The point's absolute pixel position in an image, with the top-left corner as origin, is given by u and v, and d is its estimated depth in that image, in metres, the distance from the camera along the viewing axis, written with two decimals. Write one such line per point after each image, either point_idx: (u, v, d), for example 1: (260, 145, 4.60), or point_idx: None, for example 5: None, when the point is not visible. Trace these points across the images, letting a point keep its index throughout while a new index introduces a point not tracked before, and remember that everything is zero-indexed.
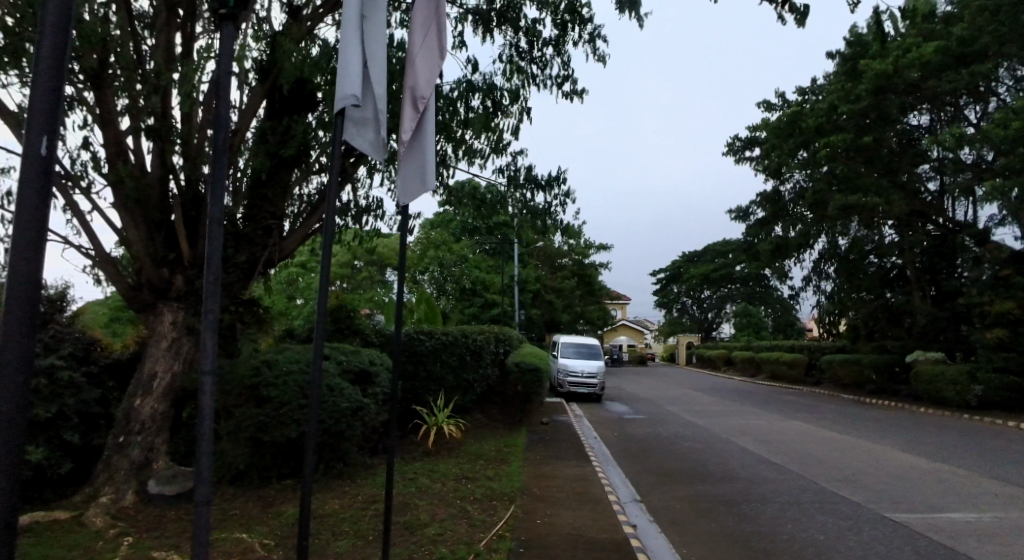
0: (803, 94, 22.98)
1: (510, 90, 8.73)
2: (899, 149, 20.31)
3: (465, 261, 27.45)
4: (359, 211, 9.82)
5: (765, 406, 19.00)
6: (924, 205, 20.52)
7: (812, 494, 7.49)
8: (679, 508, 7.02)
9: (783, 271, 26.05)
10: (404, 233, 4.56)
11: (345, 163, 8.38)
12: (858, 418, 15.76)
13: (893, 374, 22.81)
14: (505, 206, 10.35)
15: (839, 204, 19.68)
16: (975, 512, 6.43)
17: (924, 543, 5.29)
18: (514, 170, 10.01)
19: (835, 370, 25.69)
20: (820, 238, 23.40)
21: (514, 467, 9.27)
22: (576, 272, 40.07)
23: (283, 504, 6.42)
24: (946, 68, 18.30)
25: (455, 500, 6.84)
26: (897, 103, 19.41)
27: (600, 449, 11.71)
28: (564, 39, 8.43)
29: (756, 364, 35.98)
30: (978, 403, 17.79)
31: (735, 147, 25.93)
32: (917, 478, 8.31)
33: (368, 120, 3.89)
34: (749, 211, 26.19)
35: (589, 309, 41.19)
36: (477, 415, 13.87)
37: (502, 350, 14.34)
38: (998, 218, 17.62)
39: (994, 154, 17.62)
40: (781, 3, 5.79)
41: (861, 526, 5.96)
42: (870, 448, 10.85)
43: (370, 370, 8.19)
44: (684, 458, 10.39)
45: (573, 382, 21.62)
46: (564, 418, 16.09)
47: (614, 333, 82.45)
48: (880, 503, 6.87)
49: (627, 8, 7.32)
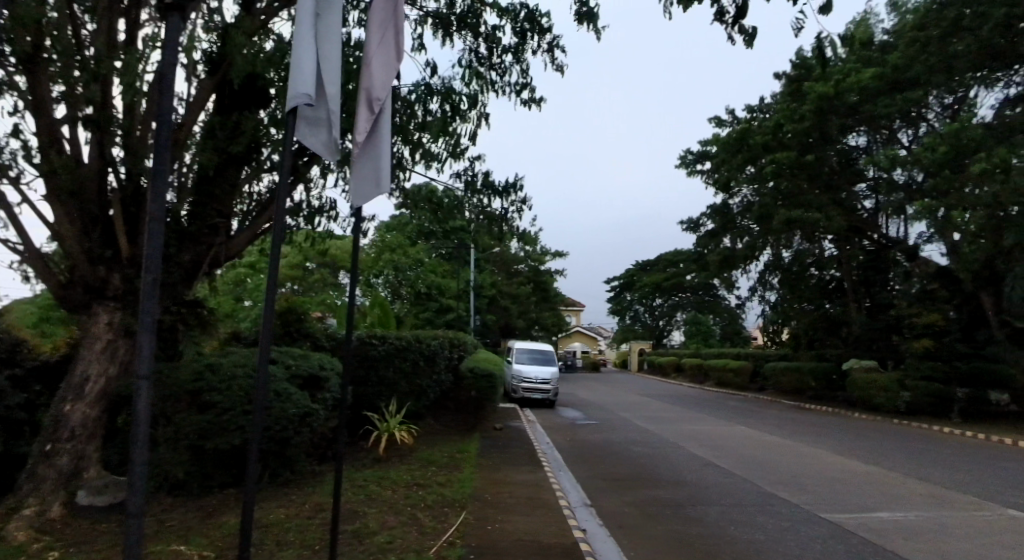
0: (752, 112, 23.94)
1: (468, 95, 8.74)
2: (839, 168, 21.41)
3: (421, 266, 27.22)
4: (311, 211, 9.60)
5: (712, 411, 19.58)
6: (860, 221, 21.69)
7: (754, 497, 7.76)
8: (628, 512, 7.13)
9: (730, 282, 27.00)
10: (356, 235, 4.48)
11: (297, 162, 8.20)
12: (798, 423, 16.45)
13: (831, 381, 23.95)
14: (462, 211, 10.33)
15: (783, 218, 20.61)
16: (903, 511, 6.81)
17: (856, 541, 5.56)
18: (471, 175, 10.00)
19: (777, 378, 26.77)
20: (765, 250, 24.37)
21: (466, 473, 9.22)
22: (532, 278, 40.34)
23: (225, 514, 6.16)
24: (881, 93, 19.45)
25: (406, 507, 6.75)
26: (837, 125, 20.49)
27: (553, 455, 11.79)
28: (523, 48, 8.52)
29: (703, 371, 37.11)
30: (906, 409, 18.89)
31: (687, 161, 26.74)
32: (850, 480, 8.73)
33: (321, 120, 3.81)
34: (700, 223, 27.04)
35: (543, 315, 41.51)
36: (429, 421, 13.75)
37: (456, 355, 14.27)
38: (926, 235, 18.80)
39: (923, 176, 18.83)
40: (731, 22, 6.01)
41: (800, 526, 6.21)
42: (809, 452, 11.32)
43: (320, 375, 7.99)
44: (634, 463, 10.58)
45: (527, 388, 21.73)
46: (517, 424, 16.12)
47: (568, 340, 83.44)
48: (817, 505, 7.18)
49: (585, 20, 7.46)
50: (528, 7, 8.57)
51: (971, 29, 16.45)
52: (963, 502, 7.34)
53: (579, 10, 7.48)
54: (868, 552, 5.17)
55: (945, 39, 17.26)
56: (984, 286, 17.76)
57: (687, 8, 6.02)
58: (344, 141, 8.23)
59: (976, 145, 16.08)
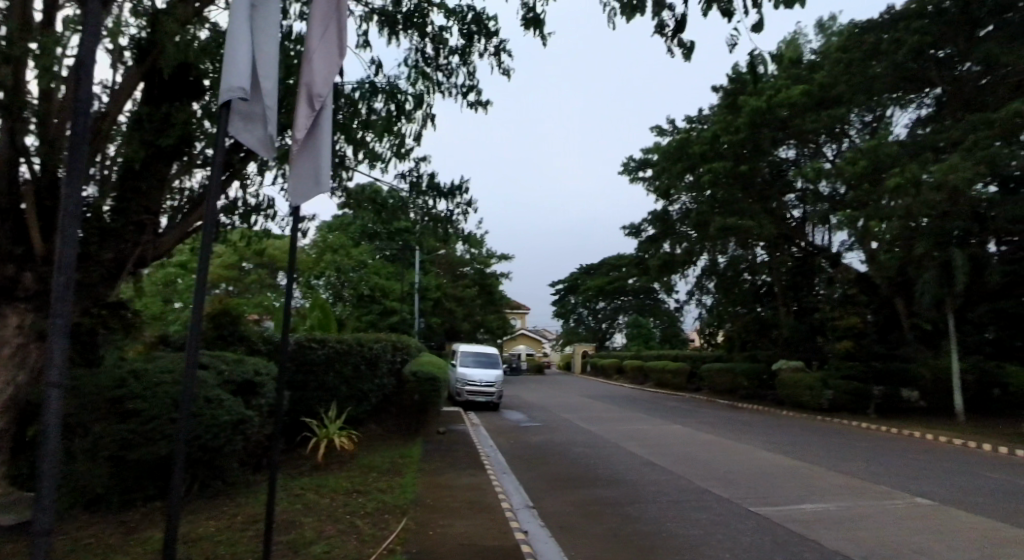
0: (691, 122, 24.90)
1: (414, 95, 8.64)
2: (770, 179, 22.57)
3: (364, 267, 26.64)
4: (247, 210, 9.21)
5: (650, 411, 20.18)
6: (789, 230, 22.94)
7: (689, 493, 8.05)
8: (570, 512, 7.21)
9: (670, 286, 27.93)
10: (294, 235, 4.33)
11: (233, 158, 7.91)
12: (730, 422, 17.21)
13: (762, 381, 25.16)
14: (407, 212, 10.19)
15: (719, 225, 21.56)
16: (824, 503, 7.22)
17: (782, 532, 5.86)
18: (416, 176, 9.88)
19: (713, 378, 27.89)
20: (702, 256, 25.38)
21: (408, 478, 9.07)
22: (478, 280, 40.26)
23: (148, 529, 5.81)
24: (809, 109, 20.65)
25: (345, 515, 6.57)
26: (769, 138, 21.58)
27: (496, 458, 11.80)
28: (470, 50, 8.50)
29: (644, 373, 38.18)
30: (829, 407, 20.10)
31: (630, 168, 27.49)
32: (777, 474, 9.19)
33: (257, 116, 3.67)
34: (641, 228, 27.84)
35: (489, 318, 41.53)
36: (371, 426, 13.50)
37: (399, 358, 14.04)
38: (848, 244, 20.10)
39: (845, 188, 20.14)
40: (671, 35, 6.23)
41: (731, 520, 6.48)
42: (741, 448, 11.83)
43: (254, 381, 7.68)
44: (576, 464, 10.74)
45: (472, 391, 21.68)
46: (461, 427, 16.04)
47: (513, 343, 83.80)
48: (747, 499, 7.51)
49: (532, 25, 7.52)
50: (475, 9, 8.57)
51: (888, 54, 18.02)
52: (877, 492, 7.88)
53: (525, 15, 7.55)
54: (792, 542, 5.47)
55: (866, 61, 18.74)
56: (897, 291, 19.18)
57: (628, 19, 6.18)
58: (282, 139, 8.04)
59: (891, 160, 17.37)
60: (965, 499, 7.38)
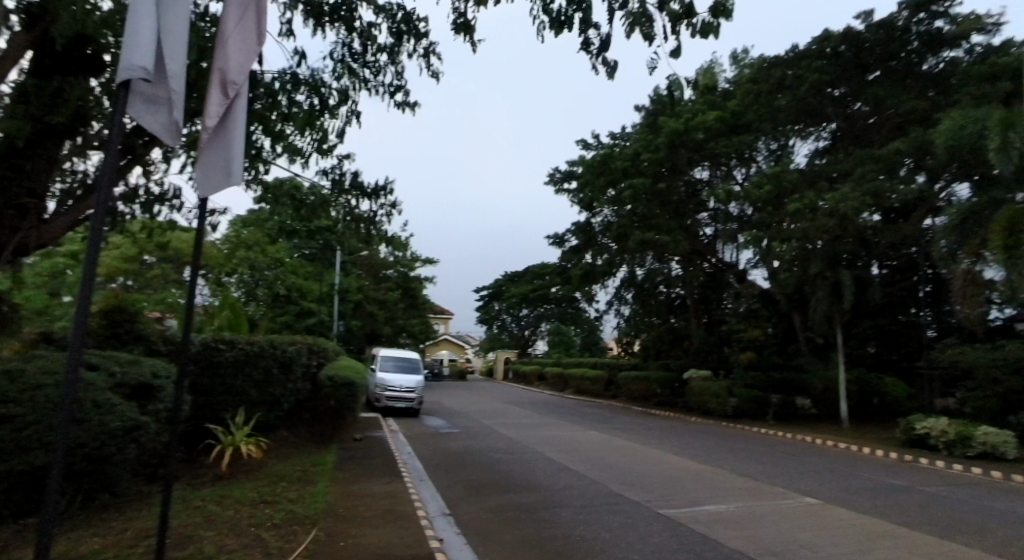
0: (614, 138, 25.88)
1: (339, 91, 8.39)
2: (685, 197, 23.85)
3: (280, 266, 25.36)
4: (150, 199, 8.53)
5: (568, 418, 20.62)
6: (701, 246, 24.30)
7: (603, 497, 8.28)
8: (486, 518, 7.21)
9: (591, 295, 28.75)
10: (201, 229, 4.06)
11: (135, 143, 7.35)
12: (643, 427, 17.94)
13: (673, 389, 26.39)
14: (328, 210, 9.85)
15: (638, 239, 22.50)
16: (725, 504, 7.67)
17: (686, 533, 6.16)
18: (339, 173, 9.58)
19: (629, 386, 28.96)
20: (622, 268, 26.36)
21: (320, 487, 8.70)
22: (401, 284, 39.51)
23: (19, 549, 5.20)
24: (722, 134, 22.03)
25: (249, 528, 6.20)
26: (686, 158, 22.83)
27: (413, 465, 11.59)
28: (399, 49, 8.39)
29: (564, 380, 39.01)
30: (733, 413, 21.42)
31: (556, 179, 28.12)
32: (683, 478, 9.67)
33: (162, 100, 3.40)
34: (565, 238, 28.52)
35: (412, 322, 40.88)
36: (282, 433, 12.87)
37: (314, 362, 13.46)
38: (753, 261, 21.56)
39: (752, 210, 21.55)
40: (596, 53, 6.44)
41: (640, 522, 6.73)
42: (652, 453, 12.34)
43: (152, 384, 7.09)
44: (494, 470, 10.76)
45: (391, 396, 21.19)
46: (378, 434, 15.63)
47: (436, 348, 82.94)
48: (655, 502, 7.84)
49: (462, 30, 7.54)
50: (405, 8, 8.46)
51: (790, 88, 19.67)
52: (771, 492, 8.48)
53: (456, 20, 7.55)
54: (696, 541, 5.76)
55: (771, 93, 20.30)
56: (794, 307, 20.81)
57: (556, 33, 6.36)
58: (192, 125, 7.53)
59: (792, 187, 18.89)
60: (845, 498, 8.11)
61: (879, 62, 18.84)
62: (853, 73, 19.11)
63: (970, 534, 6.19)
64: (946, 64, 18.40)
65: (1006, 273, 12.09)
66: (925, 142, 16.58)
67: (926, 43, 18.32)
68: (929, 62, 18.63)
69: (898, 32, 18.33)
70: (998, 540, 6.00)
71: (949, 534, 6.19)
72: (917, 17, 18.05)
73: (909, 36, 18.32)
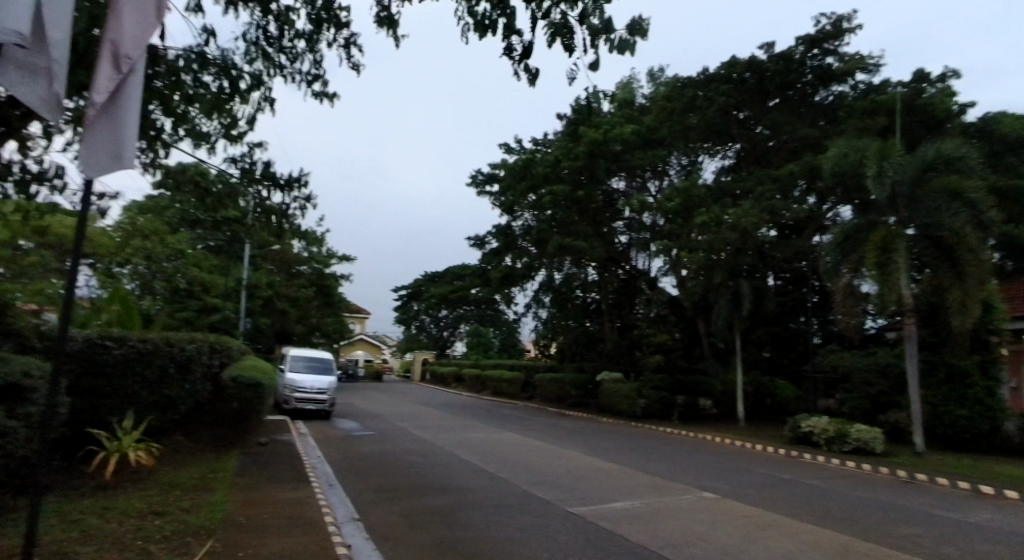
0: (536, 144, 26.37)
1: (251, 74, 7.95)
2: (602, 205, 24.70)
3: (182, 258, 23.53)
4: (26, 177, 7.66)
5: (484, 419, 20.69)
6: (616, 253, 25.29)
7: (515, 497, 8.39)
8: (396, 523, 7.07)
9: (509, 298, 29.06)
10: (84, 213, 3.70)
11: (8, 114, 6.58)
12: (556, 428, 18.34)
13: (587, 390, 27.22)
14: (236, 200, 9.29)
15: (556, 244, 23.06)
16: (631, 501, 8.00)
17: (593, 530, 6.37)
18: (249, 162, 9.08)
19: (544, 387, 29.48)
20: (541, 271, 26.87)
21: (218, 495, 8.18)
22: (315, 281, 37.94)
23: None
24: (638, 147, 23.04)
25: (134, 542, 5.70)
26: (604, 168, 23.68)
27: (322, 469, 11.16)
28: (318, 37, 8.08)
29: (481, 381, 39.12)
30: (641, 413, 22.42)
31: (478, 181, 28.19)
32: (592, 477, 9.99)
33: (40, 71, 3.07)
34: (485, 240, 28.65)
35: (326, 321, 39.38)
36: (177, 438, 11.95)
37: (216, 362, 12.61)
38: (663, 269, 22.72)
39: (663, 221, 22.63)
40: (518, 60, 6.56)
41: (550, 521, 6.88)
42: (564, 453, 12.65)
43: (22, 385, 6.35)
44: (407, 473, 10.58)
45: (301, 398, 20.28)
46: (286, 437, 14.92)
47: (351, 349, 80.42)
48: (565, 500, 8.03)
49: (385, 24, 7.40)
50: None
51: (701, 108, 21.11)
52: (673, 488, 8.96)
53: (378, 13, 7.39)
54: (603, 537, 5.98)
55: (684, 112, 21.57)
56: (699, 313, 22.14)
57: (480, 37, 6.42)
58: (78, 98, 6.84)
59: (700, 201, 20.12)
60: (737, 491, 8.73)
61: (778, 90, 20.40)
62: (755, 99, 20.68)
63: (841, 521, 6.87)
64: (834, 98, 20.26)
65: (879, 288, 13.52)
66: (814, 167, 18.33)
67: (819, 77, 20.14)
68: (820, 94, 20.44)
69: (795, 65, 20.01)
70: (863, 527, 6.70)
71: (824, 522, 6.84)
72: (812, 52, 19.83)
73: (804, 69, 20.01)
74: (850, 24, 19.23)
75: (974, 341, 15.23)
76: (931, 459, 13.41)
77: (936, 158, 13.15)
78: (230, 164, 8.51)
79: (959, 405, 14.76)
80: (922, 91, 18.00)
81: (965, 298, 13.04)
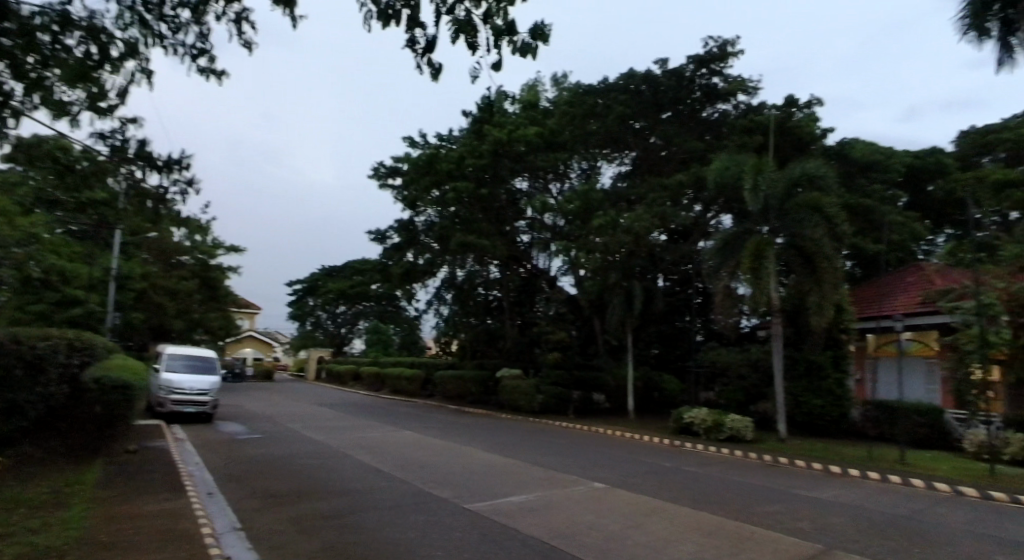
0: (440, 140, 26.14)
1: (123, 41, 7.13)
2: (506, 204, 25.00)
3: (38, 243, 19.85)
4: None
5: (383, 418, 20.18)
6: (518, 252, 25.72)
7: (412, 496, 8.26)
8: (284, 529, 6.70)
9: (410, 294, 28.58)
10: None
11: None
12: (456, 425, 18.32)
13: (487, 387, 27.44)
14: (104, 180, 8.32)
15: (459, 241, 23.05)
16: (526, 494, 8.19)
17: (488, 525, 6.44)
18: (120, 139, 8.15)
19: (445, 384, 29.28)
20: (443, 268, 26.71)
21: (75, 511, 7.28)
22: (198, 272, 34.97)
23: None
24: (541, 149, 23.56)
25: None
26: (508, 168, 23.98)
27: (201, 477, 10.31)
28: (205, 8, 7.42)
29: (380, 379, 38.15)
30: (539, 409, 22.97)
31: (380, 173, 27.44)
32: (490, 472, 10.09)
33: None
34: (387, 235, 27.95)
35: (210, 316, 36.46)
36: (23, 448, 10.47)
37: (75, 361, 11.18)
38: (562, 269, 23.42)
39: (563, 222, 23.35)
40: (421, 53, 6.44)
41: (446, 519, 6.86)
42: (463, 450, 12.67)
43: None
44: (298, 477, 10.06)
45: (178, 400, 18.59)
46: (160, 443, 13.61)
47: (238, 347, 75.08)
48: (462, 497, 8.05)
49: (281, 2, 6.96)
50: None
51: (601, 116, 22.15)
52: (567, 481, 9.29)
53: None
54: (497, 532, 6.05)
55: (584, 118, 22.65)
56: (595, 312, 23.12)
57: (383, 26, 6.23)
58: None
59: (598, 204, 21.01)
60: (625, 480, 9.24)
61: (671, 104, 21.78)
62: (649, 110, 21.96)
63: (714, 505, 7.47)
64: (719, 115, 21.85)
65: (752, 290, 14.91)
66: (700, 177, 19.79)
67: (706, 94, 21.67)
68: (707, 111, 21.99)
69: (685, 81, 21.44)
70: (733, 508, 7.36)
71: (699, 505, 7.42)
72: (700, 71, 21.40)
73: (694, 86, 21.51)
74: (733, 48, 20.93)
75: (828, 339, 17.19)
76: (792, 444, 15.01)
77: (801, 175, 14.67)
78: (97, 140, 7.59)
79: (816, 396, 16.71)
80: (791, 114, 19.95)
81: (821, 301, 14.70)
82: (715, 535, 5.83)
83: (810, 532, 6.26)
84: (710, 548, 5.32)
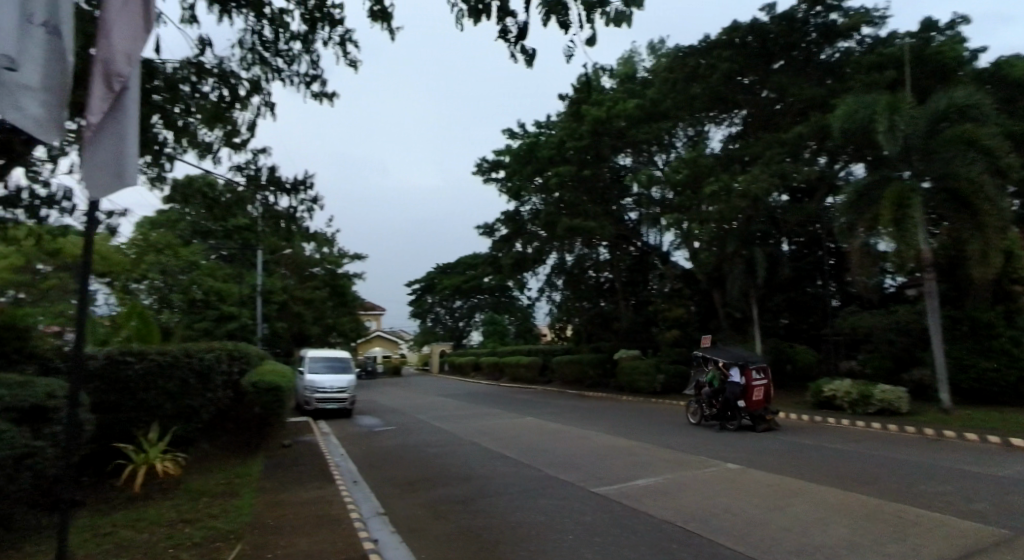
0: (540, 127, 26.45)
1: (249, 80, 8.11)
2: (611, 183, 24.59)
3: (194, 269, 20.47)
4: (37, 202, 7.29)
5: (503, 407, 20.23)
6: (626, 229, 25.22)
7: (538, 481, 7.95)
8: (422, 514, 6.37)
9: (521, 283, 29.28)
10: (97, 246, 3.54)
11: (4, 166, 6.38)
12: (577, 410, 18.09)
13: (605, 369, 27.06)
14: (245, 207, 9.35)
15: (567, 226, 23.06)
16: (652, 478, 7.84)
17: (618, 509, 6.13)
18: (253, 169, 9.13)
19: (562, 370, 28.96)
20: (551, 254, 27.21)
21: (245, 498, 7.29)
22: (329, 281, 35.79)
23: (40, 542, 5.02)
24: (643, 121, 23.10)
25: (180, 532, 5.58)
26: (608, 145, 23.51)
27: (346, 467, 10.48)
28: (312, 37, 8.38)
29: (499, 368, 38.23)
30: (662, 388, 22.33)
31: (484, 168, 28.69)
32: (610, 456, 9.89)
33: (115, 129, 3.39)
34: (495, 228, 29.59)
35: (343, 321, 37.72)
36: (205, 446, 11.01)
37: (235, 369, 11.79)
38: (674, 243, 22.28)
39: (671, 195, 22.42)
40: (514, 41, 6.36)
41: (578, 501, 6.55)
42: (582, 435, 12.41)
43: (48, 405, 5.19)
44: (428, 464, 10.08)
45: (322, 399, 19.23)
46: (309, 438, 14.08)
47: (368, 345, 76.84)
48: (590, 480, 7.83)
49: (514, 49, 6.47)
50: None
51: (704, 77, 20.98)
52: (693, 463, 8.92)
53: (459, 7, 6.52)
54: (630, 517, 5.73)
55: (688, 81, 21.42)
56: (713, 284, 22.01)
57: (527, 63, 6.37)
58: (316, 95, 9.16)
59: (707, 170, 19.86)
60: (758, 461, 8.75)
61: (782, 52, 20.20)
62: (758, 63, 20.48)
63: (863, 484, 6.96)
64: (841, 54, 20.01)
65: (896, 246, 13.27)
66: (822, 127, 17.95)
67: (823, 34, 19.89)
68: (825, 52, 20.19)
69: (798, 24, 19.84)
70: (887, 489, 6.68)
71: (838, 485, 6.91)
72: (814, 10, 19.54)
73: (808, 27, 19.84)
74: None
75: (995, 292, 15.43)
76: (958, 414, 13.26)
77: (949, 108, 12.80)
78: (256, 204, 9.22)
79: (987, 357, 14.55)
80: (930, 41, 17.57)
81: (986, 248, 12.81)
82: (868, 519, 5.31)
83: (982, 512, 5.57)
84: (869, 534, 4.83)
